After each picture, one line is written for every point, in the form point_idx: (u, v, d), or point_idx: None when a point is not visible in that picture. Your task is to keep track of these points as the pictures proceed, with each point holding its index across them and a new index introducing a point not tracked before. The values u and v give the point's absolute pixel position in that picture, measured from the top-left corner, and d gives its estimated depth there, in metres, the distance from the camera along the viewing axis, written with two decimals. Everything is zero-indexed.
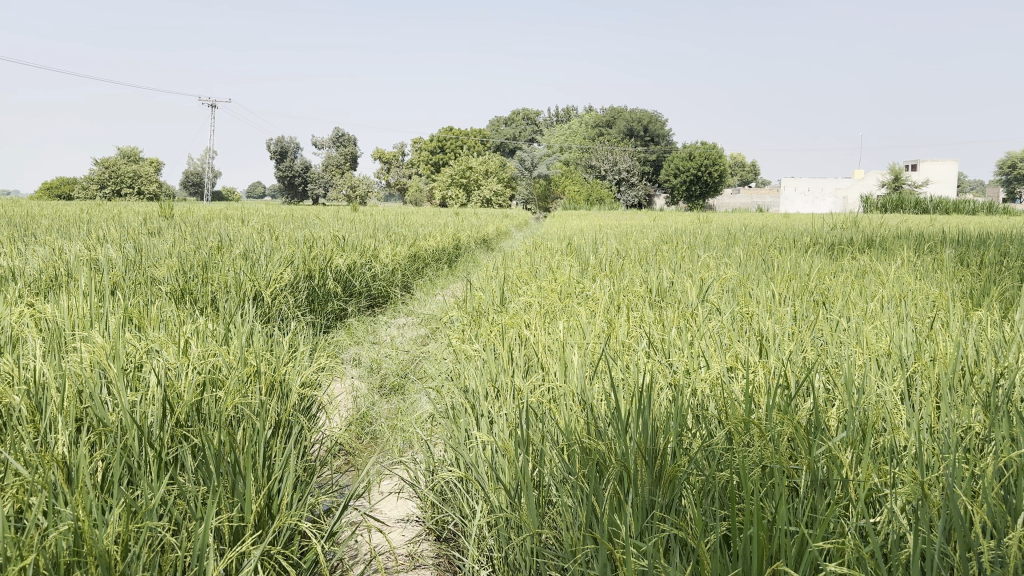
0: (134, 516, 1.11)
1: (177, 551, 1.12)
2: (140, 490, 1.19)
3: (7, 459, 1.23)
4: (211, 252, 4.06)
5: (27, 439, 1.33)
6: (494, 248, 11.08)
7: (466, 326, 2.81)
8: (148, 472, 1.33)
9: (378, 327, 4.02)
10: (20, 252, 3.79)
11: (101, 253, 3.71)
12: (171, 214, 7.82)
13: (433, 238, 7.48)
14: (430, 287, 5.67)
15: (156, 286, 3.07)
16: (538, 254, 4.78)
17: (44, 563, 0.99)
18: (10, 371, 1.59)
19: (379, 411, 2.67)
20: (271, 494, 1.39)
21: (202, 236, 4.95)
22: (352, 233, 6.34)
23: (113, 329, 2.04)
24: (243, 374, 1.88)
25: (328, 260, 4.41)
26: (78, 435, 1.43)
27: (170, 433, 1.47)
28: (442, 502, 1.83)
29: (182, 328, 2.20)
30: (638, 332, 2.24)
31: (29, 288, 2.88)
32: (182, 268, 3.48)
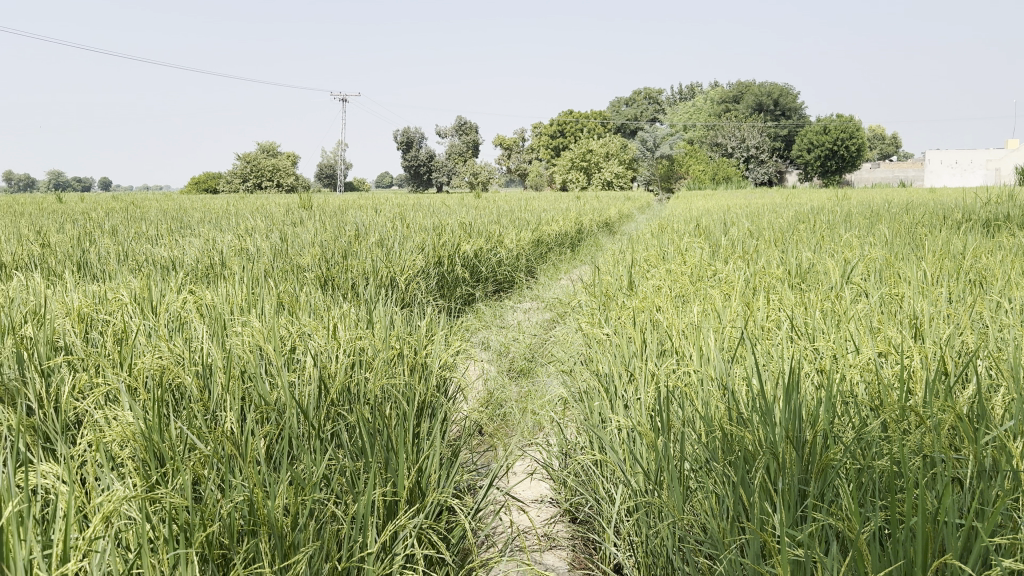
0: (300, 488, 1.16)
1: (339, 523, 1.17)
2: (303, 465, 1.26)
3: (184, 433, 1.33)
4: (348, 240, 4.22)
5: (201, 415, 1.43)
6: (617, 230, 10.98)
7: (596, 309, 2.80)
8: (306, 449, 1.39)
9: (505, 312, 4.07)
10: (178, 244, 4.07)
11: (251, 243, 3.94)
12: (309, 205, 8.18)
13: (557, 222, 7.49)
14: (555, 271, 5.69)
15: (301, 273, 3.23)
16: (666, 237, 4.69)
17: (221, 531, 1.06)
18: (179, 352, 1.71)
19: (511, 393, 2.70)
20: (420, 473, 1.44)
21: (339, 225, 5.16)
22: (479, 220, 6.43)
23: (266, 314, 2.16)
24: (387, 357, 1.94)
25: (457, 246, 4.50)
26: (244, 413, 1.52)
27: (325, 412, 1.54)
28: (578, 485, 1.83)
29: (327, 313, 2.30)
30: (778, 316, 2.16)
31: (189, 275, 3.09)
32: (324, 256, 3.63)
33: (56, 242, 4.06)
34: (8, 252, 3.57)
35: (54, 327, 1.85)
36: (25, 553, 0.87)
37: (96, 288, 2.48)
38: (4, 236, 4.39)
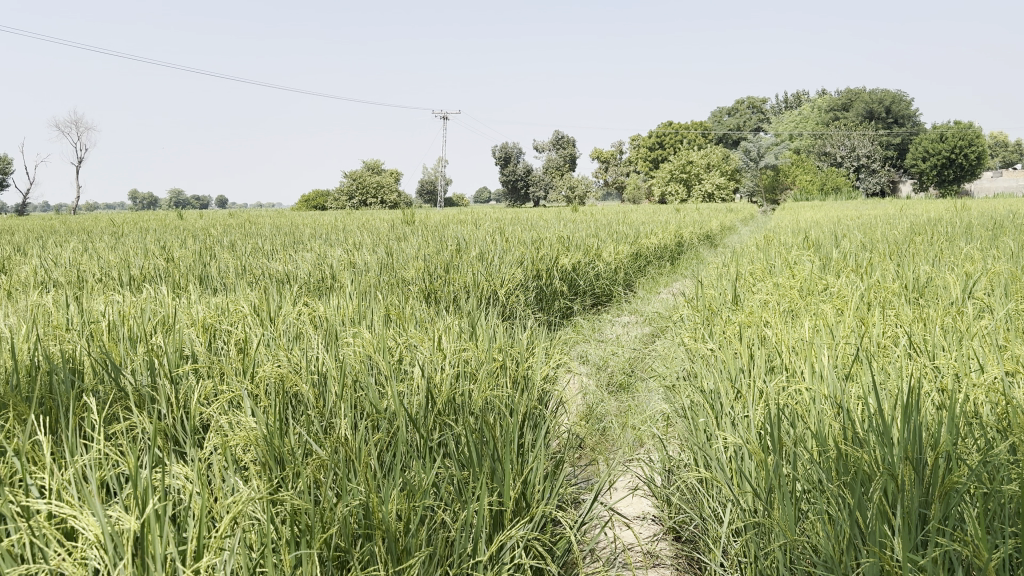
0: (411, 495, 1.19)
1: (448, 530, 1.19)
2: (413, 473, 1.29)
3: (303, 439, 1.39)
4: (450, 254, 4.30)
5: (317, 422, 1.49)
6: (719, 243, 10.75)
7: (700, 323, 2.75)
8: (415, 457, 1.43)
9: (604, 326, 4.05)
10: (291, 258, 4.25)
11: (358, 257, 4.07)
12: (411, 220, 8.38)
13: (657, 235, 7.41)
14: (654, 285, 5.62)
15: (406, 286, 3.31)
16: (772, 250, 4.57)
17: (337, 533, 1.10)
18: (296, 361, 1.78)
19: (611, 407, 2.68)
20: (526, 485, 1.45)
21: (442, 239, 5.26)
22: (579, 233, 6.42)
23: (376, 326, 2.22)
24: (492, 369, 1.97)
25: (556, 260, 4.52)
26: (356, 421, 1.58)
27: (433, 421, 1.58)
28: (683, 502, 1.81)
29: (433, 325, 2.36)
30: (895, 332, 2.07)
31: (302, 288, 3.22)
32: (427, 270, 3.72)
33: (180, 257, 4.30)
34: (138, 266, 3.82)
35: (183, 337, 1.97)
36: (161, 547, 0.93)
37: (218, 300, 2.62)
38: (134, 251, 4.69)
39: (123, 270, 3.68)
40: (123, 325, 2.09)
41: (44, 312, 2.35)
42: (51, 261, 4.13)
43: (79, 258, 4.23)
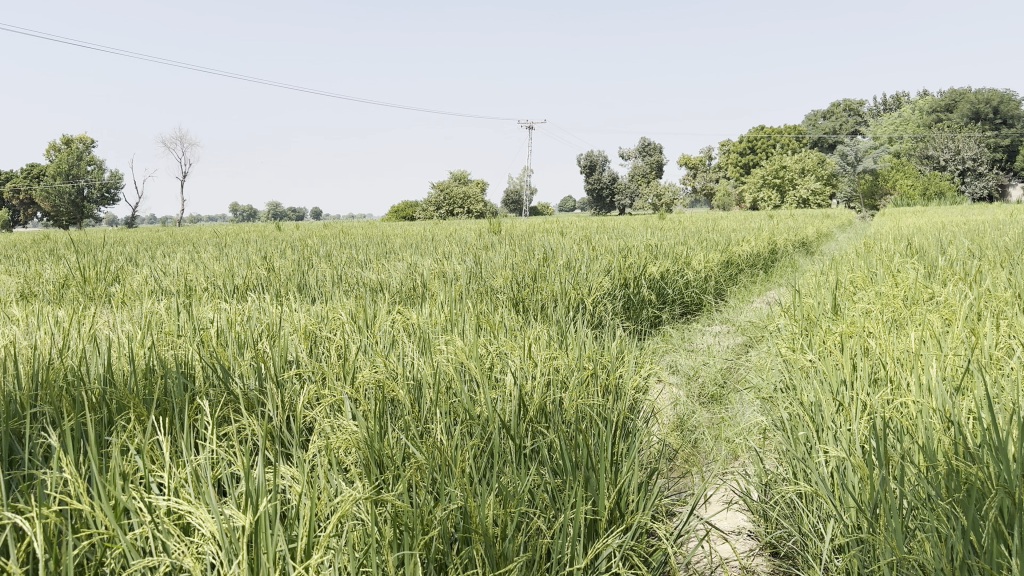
0: (509, 501, 1.20)
1: (546, 537, 1.19)
2: (510, 478, 1.30)
3: (401, 443, 1.42)
4: (538, 263, 4.32)
5: (413, 427, 1.52)
6: (814, 250, 10.42)
7: (798, 333, 2.68)
8: (510, 463, 1.44)
9: (694, 335, 3.98)
10: (384, 267, 4.36)
11: (448, 266, 4.14)
12: (499, 229, 8.44)
13: (749, 243, 7.24)
14: (746, 293, 5.50)
15: (495, 295, 3.34)
16: (873, 257, 4.41)
17: (437, 535, 1.12)
18: (393, 368, 1.83)
19: (703, 418, 2.64)
20: (622, 493, 1.44)
21: (529, 248, 5.29)
22: (667, 241, 6.34)
23: (468, 334, 2.25)
24: (584, 378, 1.97)
25: (644, 268, 4.47)
26: (451, 426, 1.60)
27: (526, 428, 1.59)
28: (781, 517, 1.76)
29: (523, 334, 2.37)
30: (1010, 344, 1.97)
31: (394, 297, 3.29)
32: (515, 279, 3.75)
33: (280, 267, 4.47)
34: (241, 276, 3.98)
35: (285, 343, 2.05)
36: (273, 545, 0.97)
37: (316, 308, 2.71)
38: (237, 261, 4.90)
39: (227, 279, 3.85)
40: (230, 333, 2.18)
41: (158, 320, 2.49)
42: (162, 271, 4.35)
43: (187, 268, 4.45)
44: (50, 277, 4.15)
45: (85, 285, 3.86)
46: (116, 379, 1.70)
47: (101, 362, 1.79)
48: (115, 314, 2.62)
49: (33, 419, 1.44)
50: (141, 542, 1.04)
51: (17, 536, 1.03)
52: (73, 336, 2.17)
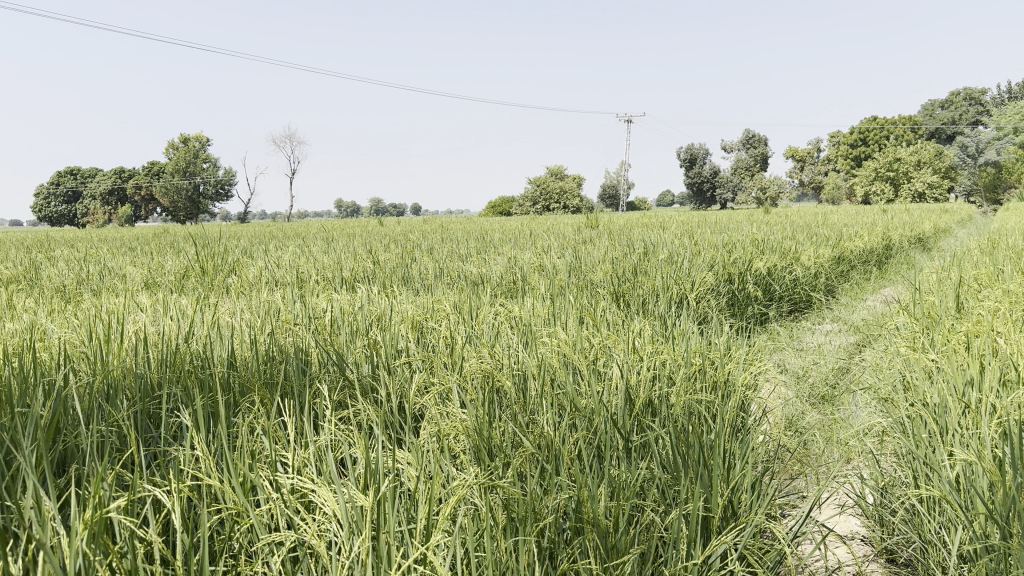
0: (620, 493, 1.19)
1: (658, 531, 1.17)
2: (621, 471, 1.29)
3: (510, 432, 1.42)
4: (639, 257, 4.26)
5: (520, 416, 1.53)
6: (932, 246, 9.91)
7: (918, 332, 2.55)
8: (619, 456, 1.42)
9: (803, 333, 3.85)
10: (485, 261, 4.40)
11: (549, 260, 4.14)
12: (598, 224, 8.38)
13: (860, 238, 6.95)
14: (858, 291, 5.27)
15: (596, 289, 3.32)
16: (1000, 254, 4.15)
17: (550, 524, 1.12)
18: (498, 359, 1.84)
19: (814, 418, 2.55)
20: (734, 491, 1.41)
21: (630, 243, 5.24)
22: (773, 236, 6.15)
23: (572, 327, 2.25)
24: (691, 373, 1.93)
25: (750, 264, 4.36)
26: (558, 418, 1.60)
27: (634, 421, 1.57)
28: (900, 522, 1.68)
29: (626, 327, 2.34)
30: None
31: (496, 290, 3.32)
32: (616, 273, 3.71)
33: (384, 261, 4.58)
34: (348, 269, 4.11)
35: (394, 333, 2.09)
36: (391, 526, 0.99)
37: (421, 300, 2.76)
38: (344, 255, 5.06)
39: (336, 272, 3.97)
40: (341, 322, 2.25)
41: (273, 309, 2.59)
42: (275, 264, 4.54)
43: (298, 261, 4.62)
44: (173, 268, 4.39)
45: (205, 276, 4.06)
46: (237, 364, 1.77)
47: (223, 349, 1.88)
48: (235, 303, 2.75)
49: (164, 401, 1.52)
50: (268, 518, 1.08)
51: (156, 506, 1.08)
52: (196, 323, 2.29)
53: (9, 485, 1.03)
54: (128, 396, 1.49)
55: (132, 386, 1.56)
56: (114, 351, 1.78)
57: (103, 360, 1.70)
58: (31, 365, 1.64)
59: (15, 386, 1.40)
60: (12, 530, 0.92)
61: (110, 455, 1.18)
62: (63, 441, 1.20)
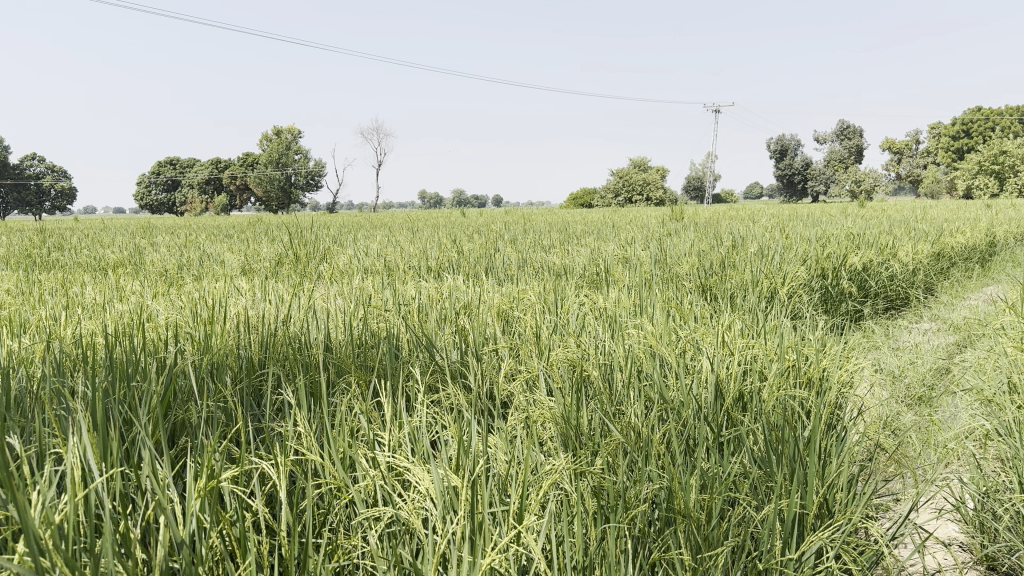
0: (713, 485, 1.17)
1: (752, 525, 1.16)
2: (712, 464, 1.27)
3: (598, 420, 1.42)
4: (727, 251, 4.17)
5: (607, 406, 1.52)
6: None
7: None
8: (710, 449, 1.40)
9: (899, 332, 3.71)
10: (569, 252, 4.39)
11: (634, 252, 4.10)
12: (683, 217, 8.24)
13: (963, 235, 6.64)
14: (959, 288, 5.03)
15: (683, 282, 3.27)
16: None
17: (640, 514, 1.11)
18: (585, 348, 1.83)
19: (911, 419, 2.45)
20: (829, 489, 1.36)
21: (717, 235, 5.13)
22: (868, 230, 5.92)
23: (659, 318, 2.23)
24: (783, 369, 1.88)
25: (843, 259, 4.22)
26: (647, 409, 1.58)
27: (725, 414, 1.54)
28: (1004, 529, 1.60)
29: (715, 320, 2.30)
30: None
31: (581, 280, 3.31)
32: (704, 266, 3.65)
33: (468, 250, 4.62)
34: (434, 258, 4.17)
35: (481, 321, 2.11)
36: (485, 508, 1.00)
37: (506, 290, 2.77)
38: (430, 245, 5.14)
39: (422, 261, 4.03)
40: (430, 310, 2.28)
41: (364, 295, 2.65)
42: (363, 252, 4.64)
43: (385, 250, 4.71)
44: (268, 255, 4.55)
45: (298, 263, 4.19)
46: (331, 347, 1.83)
47: (318, 332, 1.93)
48: (328, 289, 2.83)
49: (264, 381, 1.58)
50: (365, 494, 1.11)
51: (261, 479, 1.13)
52: (292, 308, 2.36)
53: (127, 452, 1.09)
54: (232, 374, 1.55)
55: (234, 365, 1.62)
56: (216, 332, 1.86)
57: (207, 339, 1.77)
58: (142, 342, 1.73)
59: (130, 360, 1.48)
60: (132, 493, 0.98)
61: (216, 429, 1.23)
62: (176, 414, 1.27)
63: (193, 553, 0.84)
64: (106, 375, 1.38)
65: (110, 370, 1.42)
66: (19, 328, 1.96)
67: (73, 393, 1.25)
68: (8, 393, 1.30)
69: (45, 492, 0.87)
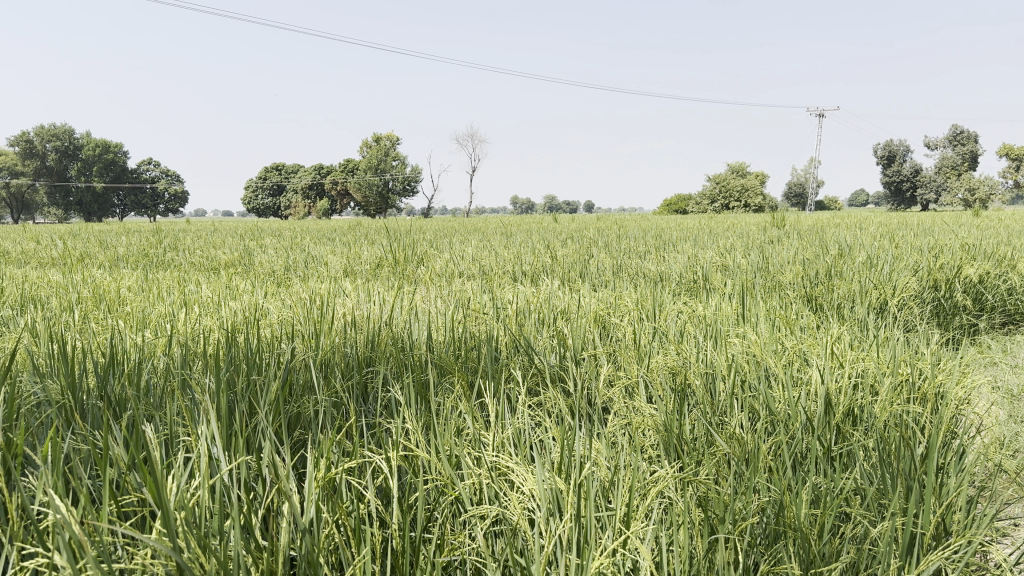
0: (826, 500, 1.14)
1: (864, 543, 1.11)
2: (822, 478, 1.23)
3: (702, 427, 1.40)
4: (833, 260, 4.03)
5: (712, 414, 1.49)
6: None
7: None
8: (819, 462, 1.36)
9: (1020, 348, 3.49)
10: (666, 258, 4.34)
11: (733, 260, 4.01)
12: (785, 224, 8.00)
13: None
14: None
15: (785, 291, 3.18)
16: None
17: (747, 524, 1.09)
18: (687, 356, 1.81)
19: None
20: (949, 509, 1.29)
21: (821, 244, 4.96)
22: (985, 242, 5.61)
23: (762, 327, 2.17)
24: (896, 383, 1.80)
25: (958, 270, 4.01)
26: (751, 419, 1.55)
27: (835, 427, 1.49)
28: None
29: (823, 331, 2.22)
30: None
31: (678, 287, 3.27)
32: (808, 275, 3.54)
33: (563, 256, 4.62)
34: (529, 263, 4.19)
35: (580, 327, 2.11)
36: (591, 511, 0.99)
37: (603, 295, 2.76)
38: (524, 250, 5.18)
39: (517, 266, 4.06)
40: (528, 316, 2.30)
41: (463, 299, 2.69)
42: (460, 256, 4.70)
43: (482, 254, 4.78)
44: (368, 258, 4.68)
45: (397, 266, 4.28)
46: (433, 348, 1.86)
47: (420, 333, 1.97)
48: (427, 292, 2.89)
49: (371, 378, 1.62)
50: (472, 492, 1.13)
51: (372, 472, 1.17)
52: (395, 309, 2.42)
53: (249, 442, 1.15)
54: (342, 372, 1.60)
55: (342, 363, 1.68)
56: (324, 332, 1.93)
57: (316, 338, 1.84)
58: (256, 339, 1.82)
59: (248, 355, 1.55)
60: (255, 481, 1.03)
61: (329, 423, 1.28)
62: (291, 407, 1.32)
63: (313, 540, 0.88)
64: (228, 369, 1.45)
65: (230, 364, 1.50)
66: (146, 323, 2.08)
67: (199, 384, 1.32)
68: (141, 383, 1.39)
69: (179, 476, 0.93)
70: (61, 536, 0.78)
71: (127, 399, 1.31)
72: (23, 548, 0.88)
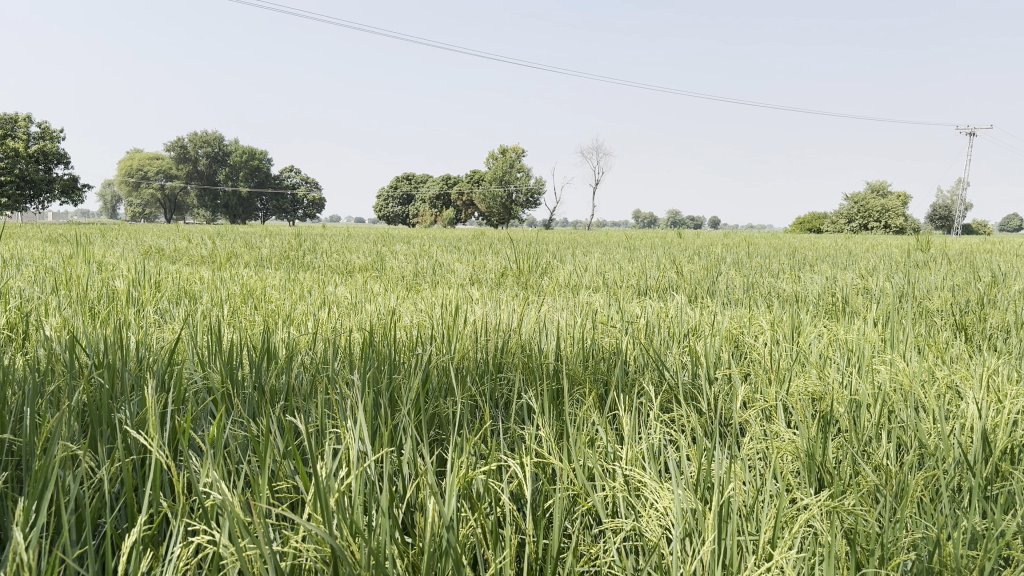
0: (986, 542, 1.06)
1: None
2: (978, 519, 1.15)
3: (845, 455, 1.34)
4: (984, 287, 3.77)
5: (854, 441, 1.43)
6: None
7: None
8: (975, 500, 1.27)
9: None
10: (801, 277, 4.20)
11: (874, 283, 3.83)
12: (929, 247, 7.55)
13: None
14: None
15: (933, 320, 3.01)
16: None
17: (896, 560, 1.02)
18: (828, 380, 1.73)
19: None
20: None
21: (971, 270, 4.65)
22: None
23: (908, 354, 2.06)
24: None
25: None
26: (897, 451, 1.47)
27: (991, 465, 1.39)
28: None
29: (979, 361, 2.08)
30: None
31: (814, 309, 3.15)
32: (958, 302, 3.33)
33: (691, 272, 4.53)
34: (655, 277, 4.15)
35: (712, 345, 2.07)
36: (729, 530, 0.97)
37: (735, 313, 2.69)
38: (650, 264, 5.15)
39: (642, 280, 4.03)
40: (659, 331, 2.27)
41: (591, 310, 2.70)
42: (584, 268, 4.70)
43: (607, 267, 4.78)
44: (494, 267, 4.75)
45: (521, 275, 4.33)
46: (563, 356, 1.87)
47: (550, 343, 1.99)
48: (556, 302, 2.90)
49: (503, 383, 1.65)
50: (605, 504, 1.13)
51: (507, 478, 1.18)
52: (525, 318, 2.45)
53: (393, 439, 1.19)
54: (474, 378, 1.63)
55: (475, 367, 1.71)
56: (457, 336, 1.97)
57: (450, 341, 1.89)
58: (393, 340, 1.89)
59: (388, 356, 1.61)
60: (399, 477, 1.07)
61: (465, 425, 1.30)
62: (429, 408, 1.36)
63: (453, 537, 0.90)
64: (371, 367, 1.52)
65: (372, 362, 1.56)
66: (292, 321, 2.20)
67: (346, 380, 1.38)
68: (291, 377, 1.46)
69: (331, 465, 0.97)
70: (228, 514, 0.83)
71: (282, 391, 1.40)
72: (190, 523, 0.95)
